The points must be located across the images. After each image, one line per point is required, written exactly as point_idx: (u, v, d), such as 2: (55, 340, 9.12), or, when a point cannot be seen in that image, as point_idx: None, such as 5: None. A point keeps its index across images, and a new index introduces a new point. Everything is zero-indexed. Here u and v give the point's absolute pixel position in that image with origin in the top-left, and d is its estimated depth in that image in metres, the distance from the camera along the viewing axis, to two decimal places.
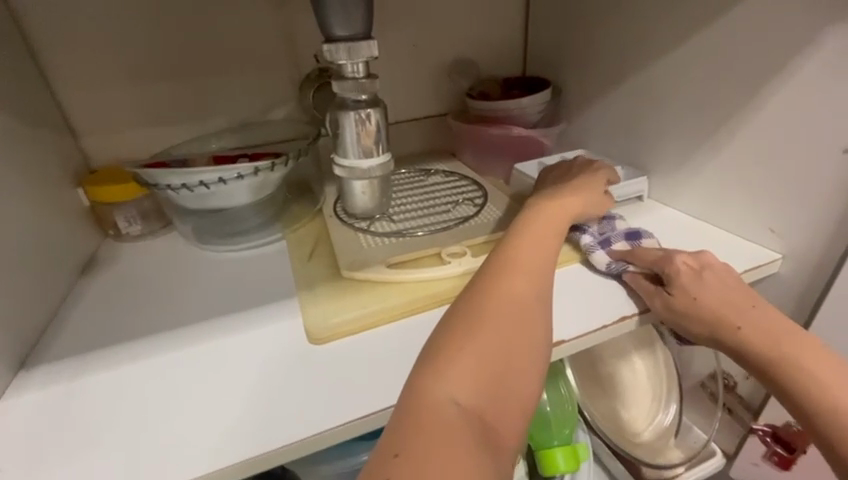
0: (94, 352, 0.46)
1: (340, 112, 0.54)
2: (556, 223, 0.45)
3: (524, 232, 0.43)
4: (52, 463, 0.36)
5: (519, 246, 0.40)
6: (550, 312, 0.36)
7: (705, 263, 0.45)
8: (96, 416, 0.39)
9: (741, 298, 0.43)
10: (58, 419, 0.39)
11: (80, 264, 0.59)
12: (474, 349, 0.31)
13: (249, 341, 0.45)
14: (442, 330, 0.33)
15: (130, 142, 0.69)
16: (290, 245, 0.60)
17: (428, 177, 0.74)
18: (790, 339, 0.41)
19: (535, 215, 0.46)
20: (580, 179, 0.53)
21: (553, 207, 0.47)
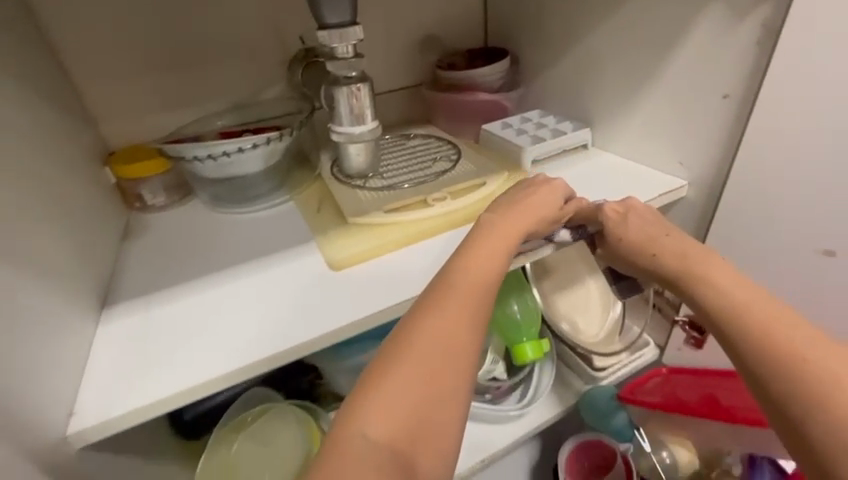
0: (154, 292, 0.56)
1: (335, 87, 0.64)
2: (502, 242, 0.49)
3: (460, 257, 0.46)
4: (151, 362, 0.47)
5: (456, 275, 0.44)
6: (476, 343, 0.41)
7: (619, 217, 0.55)
8: (175, 332, 0.50)
9: (657, 231, 0.54)
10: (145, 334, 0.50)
11: (119, 232, 0.69)
12: (393, 389, 0.37)
13: (284, 273, 0.57)
14: (371, 365, 0.39)
15: (143, 125, 0.77)
16: (299, 204, 0.71)
17: (408, 141, 0.85)
18: (688, 244, 0.52)
19: (482, 235, 0.49)
20: (528, 185, 0.57)
21: (501, 225, 0.50)
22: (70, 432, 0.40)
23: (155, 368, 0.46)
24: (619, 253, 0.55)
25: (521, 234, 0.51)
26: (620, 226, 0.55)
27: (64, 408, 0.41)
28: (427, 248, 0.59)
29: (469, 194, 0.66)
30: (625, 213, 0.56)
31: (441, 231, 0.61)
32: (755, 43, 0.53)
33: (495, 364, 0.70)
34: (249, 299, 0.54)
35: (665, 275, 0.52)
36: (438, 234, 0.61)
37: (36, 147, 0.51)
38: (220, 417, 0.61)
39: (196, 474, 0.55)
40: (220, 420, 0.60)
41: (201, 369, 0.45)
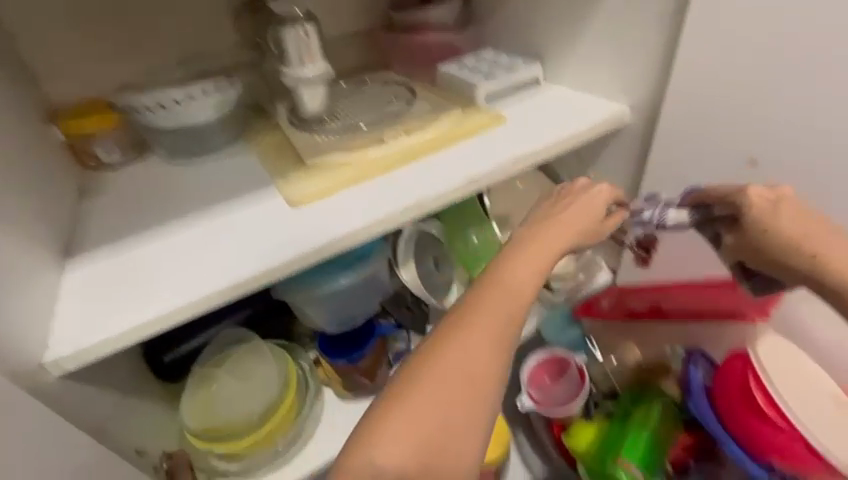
0: (119, 239, 0.57)
1: (281, 29, 0.64)
2: (537, 258, 0.47)
3: (485, 288, 0.44)
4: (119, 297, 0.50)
5: (481, 300, 0.43)
6: (503, 368, 0.41)
7: (774, 202, 0.48)
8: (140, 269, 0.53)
9: (798, 230, 0.47)
10: (112, 274, 0.53)
11: (75, 191, 0.68)
12: (405, 414, 0.38)
13: (245, 213, 0.59)
14: (394, 383, 0.41)
15: (89, 80, 0.75)
16: (257, 151, 0.72)
17: (365, 86, 0.85)
18: (834, 253, 0.46)
19: (515, 252, 0.47)
20: (568, 191, 0.55)
21: (537, 240, 0.48)
22: (47, 360, 0.43)
23: (124, 303, 0.49)
24: (738, 239, 0.50)
25: (556, 250, 0.48)
26: (769, 217, 0.48)
27: (39, 339, 0.44)
28: (383, 183, 0.61)
29: (423, 130, 0.68)
30: (771, 197, 0.49)
31: (396, 166, 0.63)
32: None
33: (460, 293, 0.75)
34: (212, 238, 0.56)
35: (821, 280, 0.47)
36: (394, 169, 0.63)
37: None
38: (198, 359, 0.63)
39: (180, 410, 0.58)
40: (197, 361, 0.62)
41: (169, 299, 0.49)
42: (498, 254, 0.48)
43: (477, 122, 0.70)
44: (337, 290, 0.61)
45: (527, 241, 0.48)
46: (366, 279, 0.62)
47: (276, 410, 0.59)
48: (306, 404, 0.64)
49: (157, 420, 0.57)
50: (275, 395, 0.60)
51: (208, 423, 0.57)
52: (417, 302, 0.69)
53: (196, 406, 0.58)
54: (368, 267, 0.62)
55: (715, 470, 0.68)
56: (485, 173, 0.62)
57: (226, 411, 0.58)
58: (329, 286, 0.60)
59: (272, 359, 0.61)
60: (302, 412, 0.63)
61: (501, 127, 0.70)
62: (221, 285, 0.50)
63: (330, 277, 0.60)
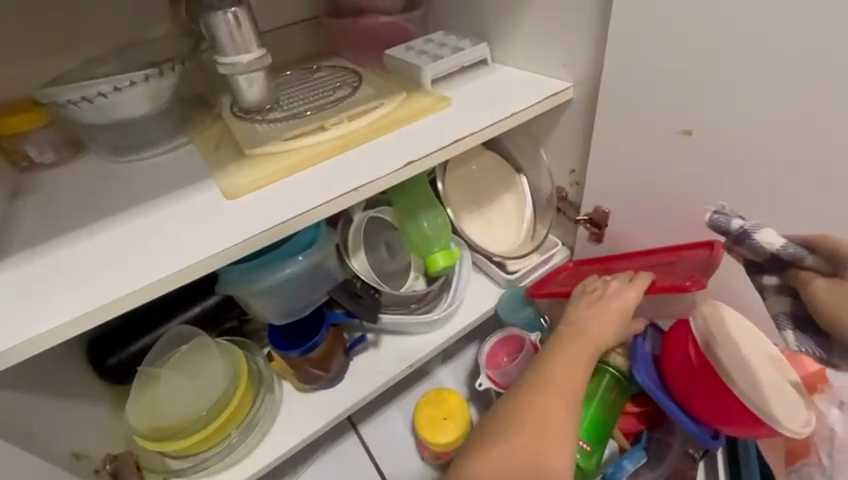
0: (49, 240, 0.56)
1: (210, 15, 0.62)
2: (576, 359, 0.62)
3: (563, 348, 0.63)
4: (41, 299, 0.48)
5: (533, 397, 0.59)
6: (566, 457, 0.55)
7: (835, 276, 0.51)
8: (67, 271, 0.51)
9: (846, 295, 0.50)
10: (36, 276, 0.51)
11: (7, 192, 0.66)
12: (501, 444, 0.57)
13: (180, 207, 0.57)
14: (485, 434, 0.59)
15: (17, 76, 0.72)
16: (197, 144, 0.69)
17: (313, 73, 0.83)
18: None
19: (560, 348, 0.64)
20: (607, 293, 0.66)
21: (574, 339, 0.64)
22: None
23: (48, 304, 0.47)
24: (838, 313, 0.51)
25: (589, 358, 0.62)
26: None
27: None
28: (323, 170, 0.60)
29: (365, 115, 0.67)
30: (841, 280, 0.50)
31: (337, 152, 0.62)
32: None
33: (415, 279, 0.75)
34: (144, 234, 0.54)
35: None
36: (335, 156, 0.62)
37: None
38: (144, 359, 0.61)
39: (125, 412, 0.57)
40: (143, 361, 0.61)
41: (94, 298, 0.47)
42: (546, 348, 0.65)
43: (422, 105, 0.68)
44: (281, 281, 0.60)
45: (565, 338, 0.64)
46: (311, 267, 0.62)
47: (222, 405, 0.58)
48: (258, 400, 0.63)
49: (98, 422, 0.56)
50: (223, 391, 0.59)
51: (154, 423, 0.56)
52: (366, 289, 0.67)
53: (142, 408, 0.57)
54: (312, 256, 0.61)
55: (667, 436, 0.71)
56: (425, 154, 0.61)
57: (173, 410, 0.57)
58: (272, 278, 0.59)
59: (219, 354, 0.60)
60: (253, 408, 0.62)
61: (446, 110, 0.69)
62: (150, 281, 0.49)
63: (273, 268, 0.59)
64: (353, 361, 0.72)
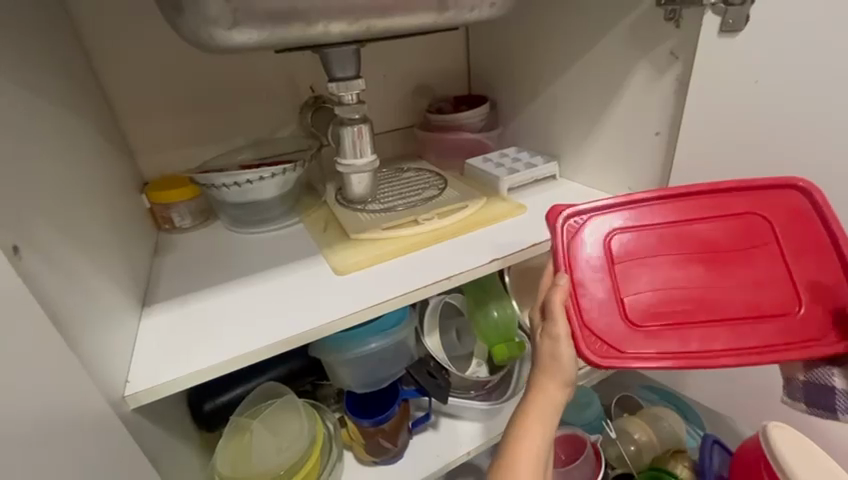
0: (188, 294, 0.66)
1: (341, 128, 0.77)
2: (547, 421, 0.50)
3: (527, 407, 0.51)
4: (186, 345, 0.57)
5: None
6: None
7: None
8: (205, 321, 0.61)
9: None
10: (182, 322, 0.61)
11: (153, 248, 0.79)
12: None
13: (298, 277, 0.68)
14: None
15: (174, 158, 0.90)
16: (307, 224, 0.83)
17: (403, 172, 0.98)
18: None
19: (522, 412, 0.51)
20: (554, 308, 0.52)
21: (537, 404, 0.51)
22: (126, 394, 0.50)
23: (192, 350, 0.56)
24: None
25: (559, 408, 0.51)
26: None
27: (122, 376, 0.51)
28: (415, 259, 0.70)
29: (453, 214, 0.78)
30: None
31: (429, 244, 0.73)
32: (672, 92, 0.67)
33: (479, 365, 0.80)
34: (267, 297, 0.64)
35: None
36: (426, 247, 0.73)
37: (91, 168, 0.62)
38: (235, 408, 0.69)
39: (214, 461, 0.62)
40: (234, 412, 0.68)
41: (227, 350, 0.56)
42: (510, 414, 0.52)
43: (502, 209, 0.79)
44: (367, 353, 0.67)
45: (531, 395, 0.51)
46: (395, 342, 0.69)
47: (297, 470, 0.61)
48: (325, 467, 0.66)
49: (191, 465, 0.61)
50: (301, 454, 0.62)
51: (237, 470, 0.60)
52: (439, 370, 0.73)
53: (229, 455, 0.62)
54: (397, 333, 0.68)
55: None
56: (507, 253, 0.70)
57: (255, 459, 0.61)
58: (361, 349, 0.66)
59: (303, 414, 0.66)
60: (322, 473, 0.65)
61: (521, 216, 0.79)
62: (271, 340, 0.57)
63: (362, 340, 0.66)
64: (415, 439, 0.74)
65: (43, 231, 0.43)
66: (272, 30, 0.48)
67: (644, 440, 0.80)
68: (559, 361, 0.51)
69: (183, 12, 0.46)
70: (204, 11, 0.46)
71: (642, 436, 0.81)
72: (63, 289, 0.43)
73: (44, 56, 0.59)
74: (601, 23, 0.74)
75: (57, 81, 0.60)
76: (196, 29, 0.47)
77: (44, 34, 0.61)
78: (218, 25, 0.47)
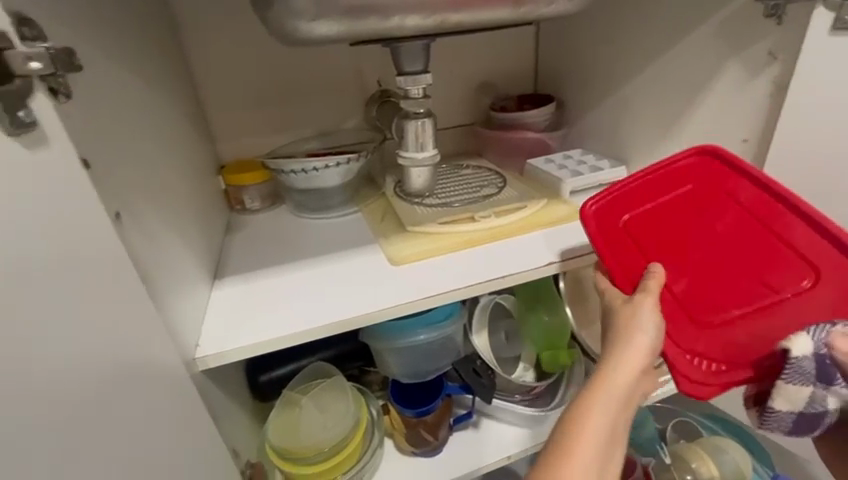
0: (253, 272, 0.70)
1: (406, 121, 0.78)
2: (620, 392, 0.48)
3: (607, 374, 0.49)
4: (250, 318, 0.61)
5: (570, 445, 0.45)
6: None
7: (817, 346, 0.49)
8: (267, 297, 0.65)
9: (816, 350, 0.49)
10: (247, 296, 0.65)
11: (225, 226, 0.85)
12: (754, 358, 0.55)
13: (353, 263, 0.70)
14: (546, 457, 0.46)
15: (248, 143, 0.95)
16: (365, 214, 0.85)
17: (462, 169, 0.98)
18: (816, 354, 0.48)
19: (606, 376, 0.49)
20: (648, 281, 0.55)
21: (617, 368, 0.50)
22: (197, 357, 0.54)
23: (260, 322, 0.60)
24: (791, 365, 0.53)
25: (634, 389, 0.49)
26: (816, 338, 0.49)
27: (194, 340, 0.55)
28: (470, 255, 0.70)
29: (512, 213, 0.77)
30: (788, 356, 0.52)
31: (485, 242, 0.72)
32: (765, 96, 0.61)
33: (526, 371, 0.78)
34: (325, 279, 0.67)
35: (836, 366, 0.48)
36: (482, 245, 0.72)
37: (179, 148, 0.67)
38: (288, 383, 0.72)
39: (266, 430, 0.66)
40: (286, 387, 0.71)
41: (286, 326, 0.59)
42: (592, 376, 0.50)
43: (564, 212, 0.77)
44: (415, 344, 0.68)
45: (613, 361, 0.50)
46: (444, 336, 0.69)
47: (340, 449, 0.64)
48: (366, 451, 0.68)
49: (246, 431, 0.65)
50: (344, 435, 0.65)
51: (289, 442, 0.63)
52: (486, 369, 0.72)
53: (279, 426, 0.66)
54: (446, 327, 0.69)
55: None
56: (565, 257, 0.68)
57: (305, 433, 0.64)
58: (409, 339, 0.67)
59: (350, 396, 0.68)
60: (364, 455, 0.67)
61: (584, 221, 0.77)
62: (328, 322, 0.59)
63: (412, 331, 0.67)
64: (455, 436, 0.74)
65: (138, 202, 0.48)
66: (351, 24, 0.50)
67: (703, 471, 0.74)
68: (635, 340, 0.51)
69: (271, 5, 0.49)
70: (290, 5, 0.48)
71: (701, 467, 0.75)
72: (151, 254, 0.47)
73: (147, 46, 0.65)
74: (688, 20, 0.69)
75: (157, 68, 0.66)
76: (282, 20, 0.49)
77: (145, 23, 0.66)
78: (302, 17, 0.49)
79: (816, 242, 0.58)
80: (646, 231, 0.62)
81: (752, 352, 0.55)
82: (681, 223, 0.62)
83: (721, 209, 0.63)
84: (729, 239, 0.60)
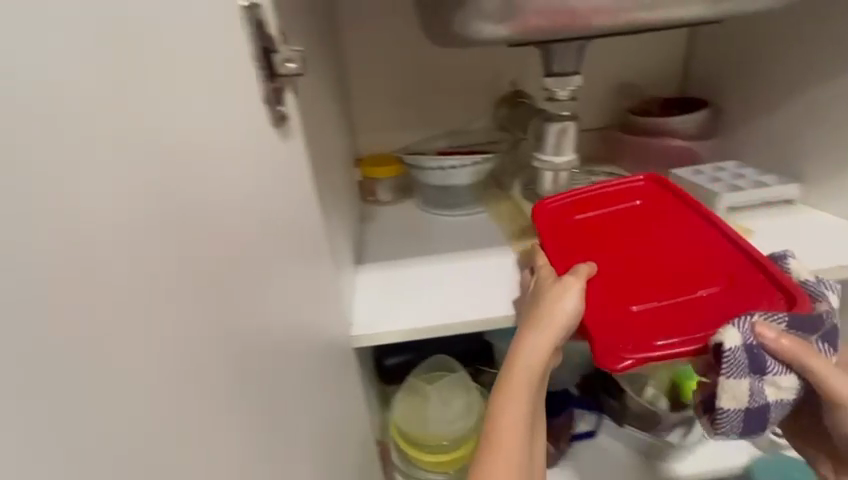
0: (391, 261, 0.75)
1: (547, 122, 0.76)
2: (541, 359, 0.51)
3: (535, 340, 0.52)
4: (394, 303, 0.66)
5: (506, 408, 0.50)
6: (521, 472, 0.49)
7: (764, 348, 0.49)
8: (409, 286, 0.70)
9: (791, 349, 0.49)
10: (389, 282, 0.70)
11: (360, 216, 0.91)
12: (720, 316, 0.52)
13: (487, 263, 0.72)
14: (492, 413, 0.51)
15: (383, 139, 1.01)
16: (493, 215, 0.85)
17: (592, 176, 0.92)
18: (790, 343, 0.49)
19: (531, 341, 0.52)
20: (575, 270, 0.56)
21: (548, 335, 0.51)
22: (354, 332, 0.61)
23: (400, 309, 0.66)
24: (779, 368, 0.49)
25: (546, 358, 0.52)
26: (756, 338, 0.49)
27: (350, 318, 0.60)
28: None
29: None
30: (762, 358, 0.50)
31: None
32: None
33: None
34: (462, 275, 0.70)
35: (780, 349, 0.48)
36: None
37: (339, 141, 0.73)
38: (413, 370, 0.75)
39: (393, 411, 0.70)
40: (411, 374, 0.74)
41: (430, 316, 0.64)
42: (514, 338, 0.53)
43: None
44: None
45: (544, 329, 0.52)
46: None
47: (463, 442, 0.66)
48: None
49: (375, 410, 0.68)
50: (467, 429, 0.67)
51: (416, 429, 0.67)
52: None
53: (407, 409, 0.70)
54: None
55: None
56: None
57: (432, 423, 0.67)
58: None
59: (475, 391, 0.70)
60: None
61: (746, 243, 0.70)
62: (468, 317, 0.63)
63: None
64: None
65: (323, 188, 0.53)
66: None
67: None
68: (558, 317, 0.52)
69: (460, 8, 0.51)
70: None
71: None
72: (329, 236, 0.52)
73: (324, 48, 0.71)
74: None
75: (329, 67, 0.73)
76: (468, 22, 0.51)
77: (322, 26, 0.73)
78: None
79: (709, 251, 0.60)
80: (598, 233, 0.63)
81: (691, 333, 0.51)
82: (613, 233, 0.63)
83: (663, 218, 0.64)
84: (633, 241, 0.61)
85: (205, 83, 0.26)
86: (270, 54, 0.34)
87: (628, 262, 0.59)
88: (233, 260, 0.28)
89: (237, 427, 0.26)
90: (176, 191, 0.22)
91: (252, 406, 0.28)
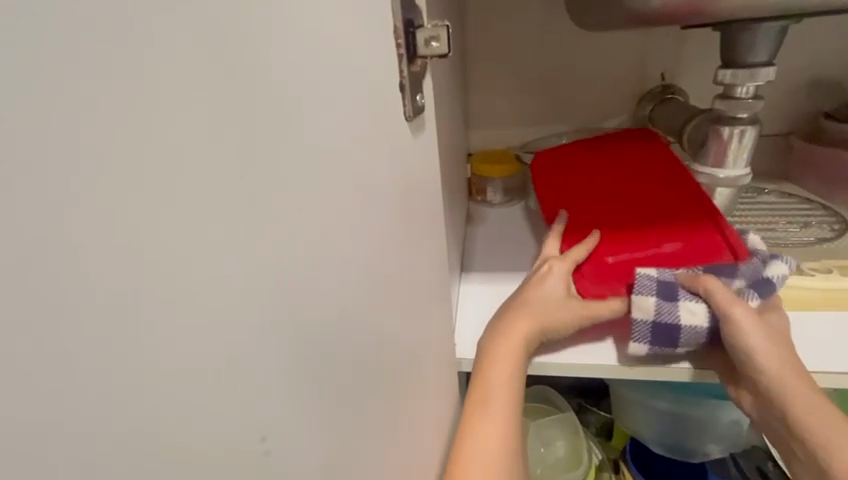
0: (499, 273, 0.67)
1: (714, 125, 0.60)
2: (515, 353, 0.49)
3: (504, 340, 0.50)
4: None
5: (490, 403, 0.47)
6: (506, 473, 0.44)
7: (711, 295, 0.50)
8: None
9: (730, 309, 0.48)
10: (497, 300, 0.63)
11: (466, 216, 0.83)
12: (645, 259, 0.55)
13: None
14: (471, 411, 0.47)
15: (499, 134, 0.92)
16: None
17: (760, 195, 0.73)
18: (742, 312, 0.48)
19: (499, 342, 0.50)
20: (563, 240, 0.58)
21: (514, 337, 0.50)
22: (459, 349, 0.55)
23: None
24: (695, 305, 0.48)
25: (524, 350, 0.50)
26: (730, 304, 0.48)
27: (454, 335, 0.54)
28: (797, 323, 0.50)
29: None
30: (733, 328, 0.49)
31: (817, 307, 0.54)
32: None
33: None
34: None
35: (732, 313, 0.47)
36: (809, 310, 0.54)
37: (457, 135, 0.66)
38: None
39: None
40: None
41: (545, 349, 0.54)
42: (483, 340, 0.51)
43: None
44: None
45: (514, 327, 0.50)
46: (723, 416, 0.61)
47: None
48: None
49: None
50: None
51: None
52: None
53: None
54: None
55: None
56: None
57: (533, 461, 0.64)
58: None
59: None
60: None
61: None
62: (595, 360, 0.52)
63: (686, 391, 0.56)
64: None
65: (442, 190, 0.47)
66: None
67: None
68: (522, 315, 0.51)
69: None
70: None
71: None
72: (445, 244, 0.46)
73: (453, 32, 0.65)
74: None
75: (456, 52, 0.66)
76: None
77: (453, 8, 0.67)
78: None
79: (674, 199, 0.61)
80: (584, 185, 0.66)
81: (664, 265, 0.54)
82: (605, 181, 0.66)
83: (632, 171, 0.67)
84: (632, 193, 0.63)
85: (323, 36, 0.20)
86: (413, 30, 0.31)
87: (617, 209, 0.61)
88: (340, 261, 0.22)
89: (319, 453, 0.21)
90: (277, 156, 0.18)
91: (341, 447, 0.23)
